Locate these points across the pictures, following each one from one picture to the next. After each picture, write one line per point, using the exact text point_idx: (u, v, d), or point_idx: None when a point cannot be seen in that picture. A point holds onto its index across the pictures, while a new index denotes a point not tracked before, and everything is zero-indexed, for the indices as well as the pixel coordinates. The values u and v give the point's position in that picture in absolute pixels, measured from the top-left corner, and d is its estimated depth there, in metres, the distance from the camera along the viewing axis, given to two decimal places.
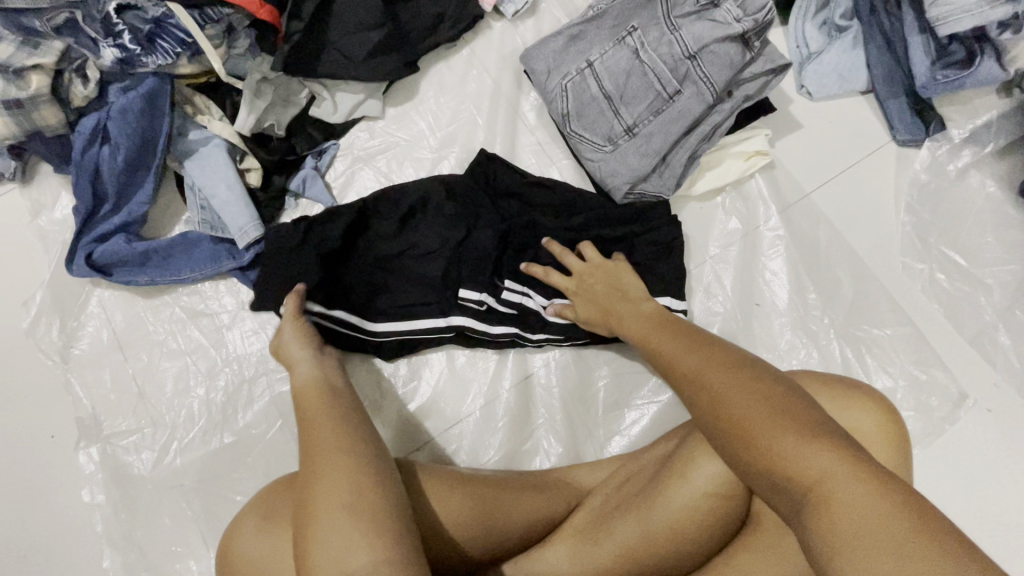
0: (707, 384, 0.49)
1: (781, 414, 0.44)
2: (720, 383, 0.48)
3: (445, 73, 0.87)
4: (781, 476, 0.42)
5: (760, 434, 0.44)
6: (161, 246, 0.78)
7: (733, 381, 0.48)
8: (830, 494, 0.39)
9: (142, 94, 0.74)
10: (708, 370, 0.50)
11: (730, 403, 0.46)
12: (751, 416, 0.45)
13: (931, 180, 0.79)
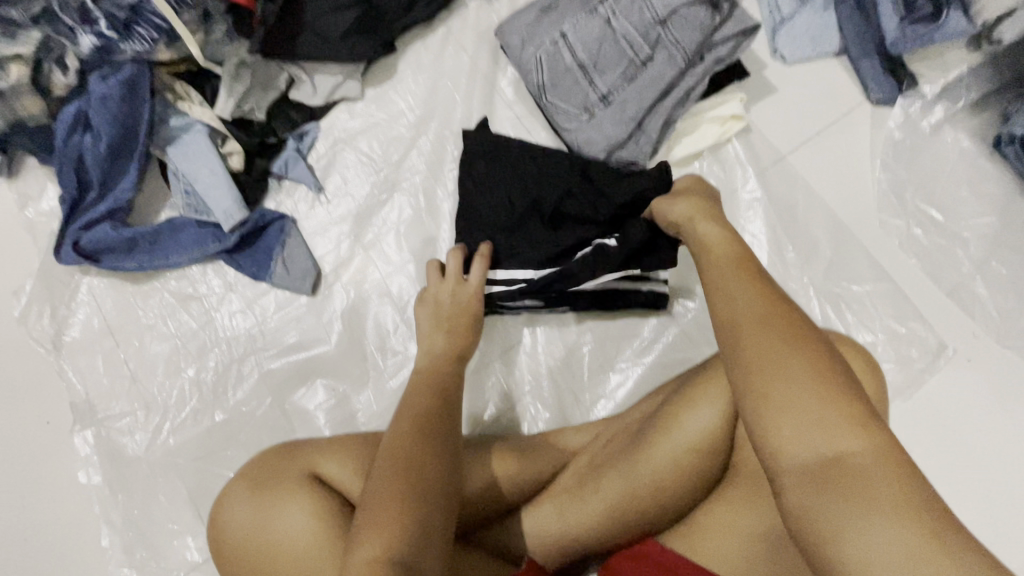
0: (745, 327, 0.45)
1: (819, 377, 0.41)
2: (761, 330, 0.44)
3: (423, 52, 0.88)
4: (805, 440, 0.39)
5: (791, 397, 0.40)
6: (148, 231, 0.79)
7: (775, 332, 0.43)
8: (846, 469, 0.38)
9: (121, 81, 0.75)
10: (748, 309, 0.46)
11: (766, 354, 0.43)
12: (783, 375, 0.41)
13: (906, 137, 0.79)
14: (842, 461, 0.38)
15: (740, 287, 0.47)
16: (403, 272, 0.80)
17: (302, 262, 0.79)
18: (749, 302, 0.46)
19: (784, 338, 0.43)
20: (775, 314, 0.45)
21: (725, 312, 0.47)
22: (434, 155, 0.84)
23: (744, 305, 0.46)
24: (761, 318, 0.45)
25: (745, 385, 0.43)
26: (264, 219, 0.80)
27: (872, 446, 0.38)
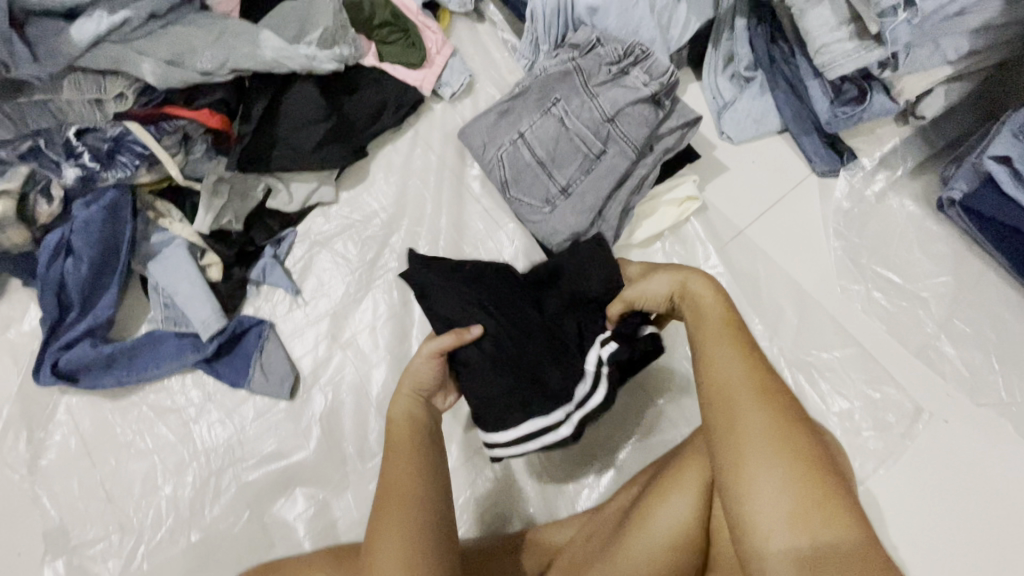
0: (733, 401, 0.45)
1: (799, 455, 0.43)
2: (744, 406, 0.45)
3: (393, 154, 0.93)
4: (790, 527, 0.41)
5: (774, 477, 0.42)
6: (126, 346, 0.80)
7: (760, 409, 0.44)
8: (825, 558, 0.39)
9: (104, 206, 0.79)
10: (737, 381, 0.47)
11: (751, 434, 0.43)
12: (765, 453, 0.43)
13: (854, 205, 0.83)
14: (822, 551, 0.40)
15: (725, 354, 0.49)
16: (381, 370, 0.80)
17: (280, 367, 0.80)
18: (737, 370, 0.47)
19: (767, 414, 0.44)
20: (765, 390, 0.45)
21: (713, 379, 0.47)
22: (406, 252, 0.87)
23: (732, 373, 0.47)
24: (746, 391, 0.46)
25: (731, 465, 0.44)
26: (242, 325, 0.82)
27: (853, 540, 0.40)
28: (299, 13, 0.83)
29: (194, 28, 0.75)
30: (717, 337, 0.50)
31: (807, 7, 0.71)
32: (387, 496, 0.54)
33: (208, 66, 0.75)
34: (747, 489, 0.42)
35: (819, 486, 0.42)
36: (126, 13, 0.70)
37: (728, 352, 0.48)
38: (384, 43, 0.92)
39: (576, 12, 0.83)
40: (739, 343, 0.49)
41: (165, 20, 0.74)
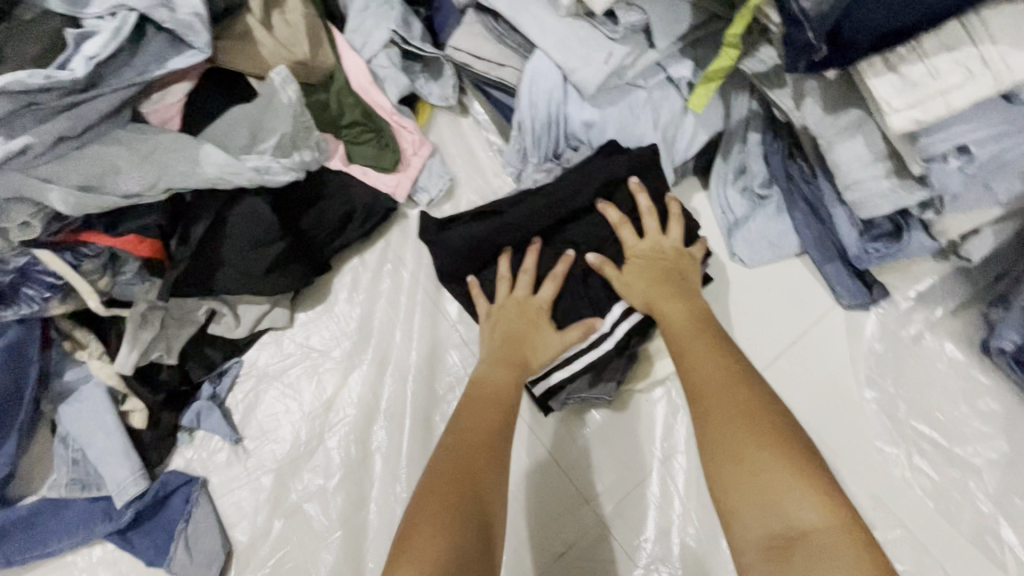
0: (704, 393, 0.54)
1: (763, 431, 0.49)
2: (694, 341, 0.58)
3: (360, 269, 0.82)
4: (772, 504, 0.46)
5: (762, 455, 0.48)
6: (24, 512, 0.67)
7: (733, 408, 0.51)
8: (810, 541, 0.43)
9: (1, 347, 0.66)
10: (683, 324, 0.60)
11: (722, 425, 0.51)
12: (748, 449, 0.48)
13: (887, 348, 0.73)
14: (807, 534, 0.44)
15: (677, 309, 0.62)
16: (333, 546, 0.67)
17: (210, 542, 0.67)
18: (698, 347, 0.58)
19: (733, 408, 0.51)
20: (735, 380, 0.54)
21: (688, 373, 0.56)
22: (369, 392, 0.74)
23: (696, 358, 0.57)
24: (718, 385, 0.53)
25: (709, 440, 0.51)
26: (166, 486, 0.69)
27: (837, 525, 0.43)
28: (250, 119, 0.72)
29: (119, 148, 0.63)
30: (688, 335, 0.59)
31: (836, 141, 0.61)
32: (428, 500, 0.49)
33: (140, 189, 0.64)
34: (726, 477, 0.49)
35: (795, 474, 0.46)
36: (27, 138, 0.57)
37: (700, 351, 0.57)
38: (354, 143, 0.82)
39: (570, 127, 0.71)
40: (711, 345, 0.58)
41: (78, 140, 0.61)
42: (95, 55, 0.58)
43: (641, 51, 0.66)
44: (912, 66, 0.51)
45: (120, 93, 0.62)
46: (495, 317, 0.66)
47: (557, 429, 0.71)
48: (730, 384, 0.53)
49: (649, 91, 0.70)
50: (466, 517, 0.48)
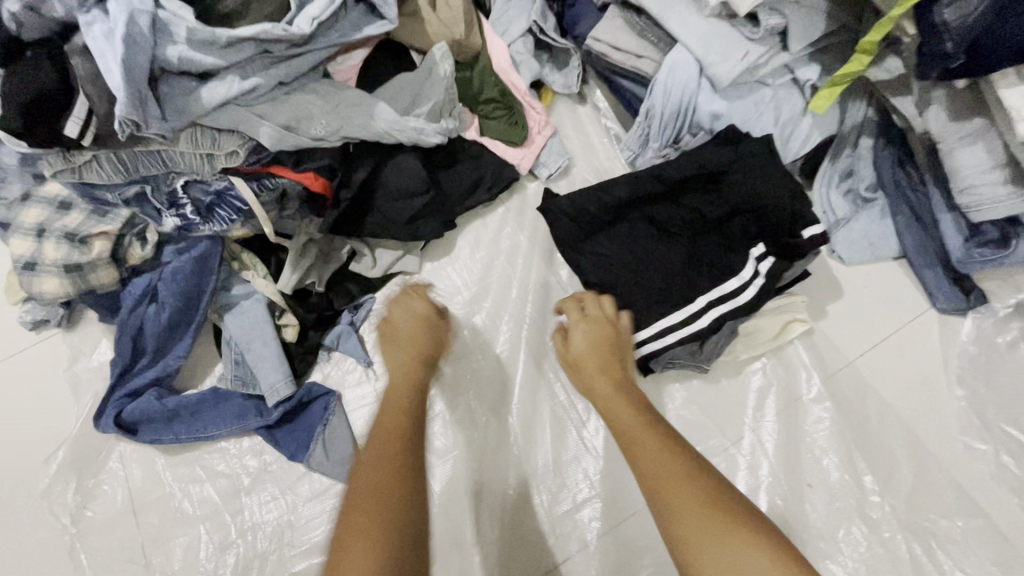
0: (641, 460, 0.54)
1: (721, 517, 0.49)
2: (638, 435, 0.56)
3: (481, 229, 0.90)
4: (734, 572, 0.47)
5: (701, 524, 0.49)
6: (191, 401, 0.77)
7: (676, 471, 0.52)
8: None
9: (194, 256, 0.78)
10: (630, 419, 0.58)
11: (691, 522, 0.49)
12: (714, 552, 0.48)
13: (981, 352, 0.76)
14: None
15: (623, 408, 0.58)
16: (447, 463, 0.75)
17: (342, 447, 0.76)
18: (643, 437, 0.55)
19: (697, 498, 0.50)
20: (669, 445, 0.54)
21: (646, 477, 0.53)
22: (485, 337, 0.83)
23: (625, 419, 0.58)
24: (675, 477, 0.52)
25: (669, 515, 0.50)
26: (309, 394, 0.79)
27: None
28: (412, 86, 0.82)
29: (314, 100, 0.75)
30: (631, 433, 0.57)
31: (957, 146, 0.66)
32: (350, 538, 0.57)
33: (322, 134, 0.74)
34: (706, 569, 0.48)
35: (742, 533, 0.48)
36: (257, 80, 0.71)
37: (657, 454, 0.54)
38: (488, 118, 0.91)
39: (696, 117, 0.78)
40: (642, 430, 0.56)
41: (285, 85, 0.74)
42: (317, 17, 0.71)
43: (774, 52, 0.74)
44: None
45: (325, 50, 0.75)
46: (568, 359, 0.64)
47: (653, 389, 0.77)
48: (690, 484, 0.51)
49: (775, 90, 0.77)
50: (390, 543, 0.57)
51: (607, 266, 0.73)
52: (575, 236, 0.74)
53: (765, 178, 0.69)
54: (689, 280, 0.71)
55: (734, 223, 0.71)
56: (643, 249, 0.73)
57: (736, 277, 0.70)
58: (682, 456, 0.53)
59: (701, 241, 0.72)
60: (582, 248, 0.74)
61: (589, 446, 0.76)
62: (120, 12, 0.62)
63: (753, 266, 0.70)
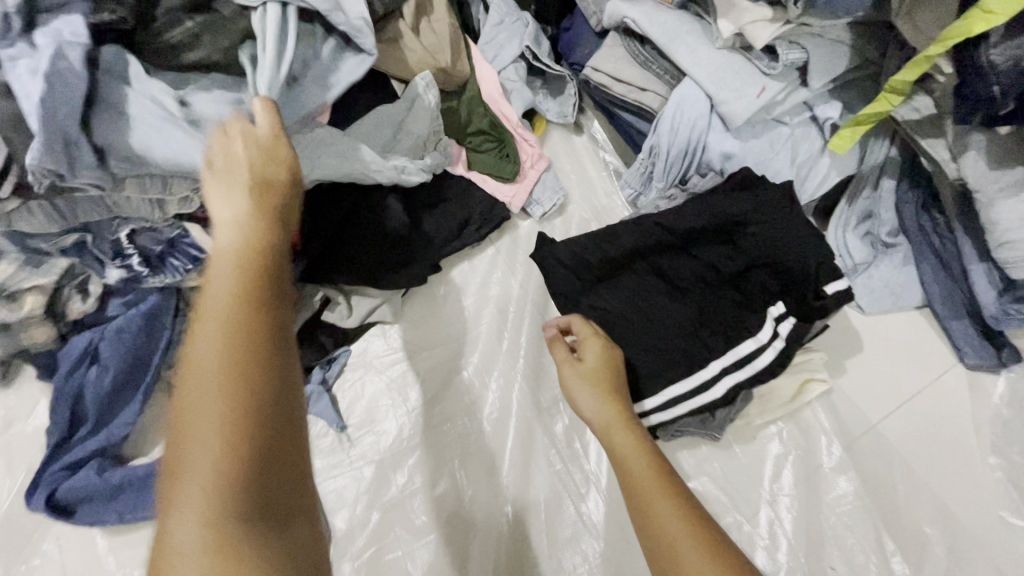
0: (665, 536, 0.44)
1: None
2: (654, 493, 0.47)
3: (469, 273, 0.82)
4: None
5: None
6: (138, 475, 0.68)
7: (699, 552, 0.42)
8: None
9: (143, 311, 0.69)
10: (637, 462, 0.50)
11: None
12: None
13: (1015, 415, 0.70)
14: None
15: (633, 448, 0.51)
16: (429, 544, 0.67)
17: None
18: (649, 481, 0.48)
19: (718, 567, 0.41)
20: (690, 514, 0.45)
21: (656, 537, 0.45)
22: (473, 396, 0.75)
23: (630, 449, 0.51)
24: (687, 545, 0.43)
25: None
26: None
27: None
28: (393, 120, 0.74)
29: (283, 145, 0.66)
30: (653, 489, 0.47)
31: (997, 199, 0.60)
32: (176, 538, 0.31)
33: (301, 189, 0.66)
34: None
35: None
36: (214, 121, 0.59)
37: (665, 505, 0.46)
38: (475, 151, 0.84)
39: (706, 156, 0.71)
40: (651, 476, 0.49)
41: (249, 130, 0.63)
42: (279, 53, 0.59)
43: (792, 88, 0.67)
44: None
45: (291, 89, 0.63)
46: (567, 377, 0.59)
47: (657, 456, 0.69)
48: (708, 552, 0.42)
49: (791, 129, 0.70)
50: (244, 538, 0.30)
51: (609, 321, 0.64)
52: (572, 289, 0.66)
53: (789, 230, 0.62)
54: (701, 342, 0.63)
55: (751, 277, 0.63)
56: (648, 305, 0.65)
57: (750, 339, 0.62)
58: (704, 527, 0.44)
59: (714, 296, 0.64)
60: (579, 303, 0.66)
61: (589, 523, 0.68)
62: (47, 46, 0.50)
63: (771, 327, 0.62)
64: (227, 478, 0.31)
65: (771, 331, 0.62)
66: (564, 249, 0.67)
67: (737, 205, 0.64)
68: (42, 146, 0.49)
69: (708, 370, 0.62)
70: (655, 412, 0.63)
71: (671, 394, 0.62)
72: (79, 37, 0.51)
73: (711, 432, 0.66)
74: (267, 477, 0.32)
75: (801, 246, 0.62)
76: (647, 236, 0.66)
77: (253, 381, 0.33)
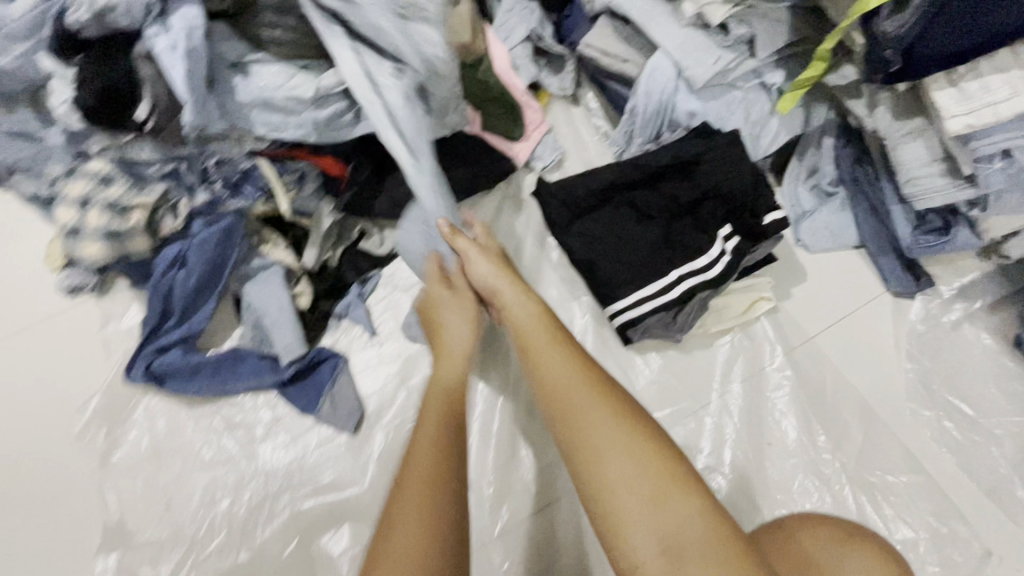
0: (570, 401, 0.60)
1: (641, 462, 0.55)
2: (579, 394, 0.60)
3: (481, 214, 0.99)
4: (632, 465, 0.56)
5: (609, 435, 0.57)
6: (212, 359, 0.85)
7: (594, 403, 0.60)
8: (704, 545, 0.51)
9: (220, 228, 0.86)
10: (568, 376, 0.62)
11: (613, 461, 0.55)
12: (633, 482, 0.54)
13: (928, 330, 0.84)
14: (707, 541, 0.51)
15: (552, 352, 0.64)
16: None
17: (349, 401, 0.84)
18: (575, 378, 0.62)
19: (625, 440, 0.56)
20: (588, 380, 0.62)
21: (582, 424, 0.58)
22: None
23: (551, 355, 0.64)
24: (581, 394, 0.60)
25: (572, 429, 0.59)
26: (320, 355, 0.87)
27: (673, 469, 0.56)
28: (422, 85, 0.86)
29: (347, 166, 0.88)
30: (574, 386, 0.61)
31: (901, 142, 0.75)
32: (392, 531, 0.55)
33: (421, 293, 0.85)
34: (617, 517, 0.54)
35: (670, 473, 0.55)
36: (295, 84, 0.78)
37: (582, 393, 0.60)
38: (488, 115, 0.99)
39: (675, 115, 0.87)
40: (583, 383, 0.61)
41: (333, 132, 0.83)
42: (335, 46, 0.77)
43: (743, 59, 0.83)
44: (969, 82, 0.65)
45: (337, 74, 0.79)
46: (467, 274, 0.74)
47: (630, 355, 0.85)
48: (614, 429, 0.57)
49: (745, 92, 0.86)
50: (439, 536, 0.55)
51: (592, 240, 0.81)
52: (563, 216, 0.82)
53: (733, 167, 0.79)
54: (665, 257, 0.79)
55: (706, 207, 0.80)
56: (623, 229, 0.81)
57: (703, 257, 0.79)
58: (602, 385, 0.61)
59: (676, 223, 0.81)
60: (567, 228, 0.82)
61: None
62: (179, 29, 0.69)
63: (719, 245, 0.79)
64: (432, 534, 0.55)
65: (721, 249, 0.79)
66: (556, 185, 0.83)
67: (694, 149, 0.81)
68: (194, 111, 0.72)
69: (670, 278, 0.79)
70: (629, 311, 0.79)
71: (641, 296, 0.79)
72: (199, 20, 0.70)
73: (676, 335, 0.81)
74: (449, 520, 0.56)
75: (741, 177, 0.79)
76: (623, 174, 0.82)
77: (438, 516, 0.56)
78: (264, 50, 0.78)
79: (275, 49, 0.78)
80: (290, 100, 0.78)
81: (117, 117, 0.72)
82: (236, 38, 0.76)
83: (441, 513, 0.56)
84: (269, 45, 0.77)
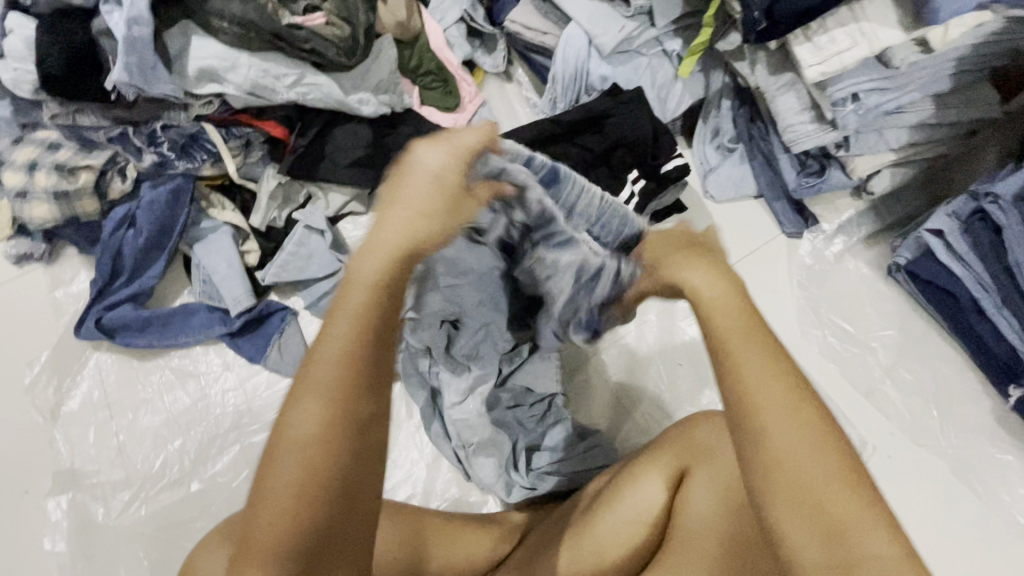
0: (723, 334, 0.43)
1: (839, 464, 0.39)
2: (734, 331, 0.43)
3: None
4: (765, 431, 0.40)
5: (774, 387, 0.40)
6: (162, 313, 0.88)
7: (756, 347, 0.42)
8: (845, 522, 0.37)
9: (168, 190, 0.90)
10: (721, 305, 0.45)
11: (789, 454, 0.39)
12: (813, 491, 0.38)
13: (815, 263, 0.96)
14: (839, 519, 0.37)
15: (698, 270, 0.48)
16: None
17: (296, 348, 0.88)
18: (746, 345, 0.42)
19: (797, 426, 0.39)
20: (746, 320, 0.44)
21: (744, 397, 0.41)
22: None
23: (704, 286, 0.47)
24: (742, 335, 0.43)
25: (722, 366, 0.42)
26: (268, 308, 0.90)
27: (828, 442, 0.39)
28: (365, 71, 0.97)
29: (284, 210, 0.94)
30: (744, 340, 0.43)
31: (778, 94, 0.87)
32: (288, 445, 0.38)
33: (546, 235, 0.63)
34: (788, 536, 0.38)
35: (829, 446, 0.39)
36: (241, 70, 0.86)
37: (746, 342, 0.42)
38: (426, 89, 1.07)
39: (590, 80, 0.98)
40: (759, 342, 0.42)
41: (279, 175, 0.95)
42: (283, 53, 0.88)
43: (644, 28, 0.96)
44: (819, 37, 0.76)
45: (289, 76, 0.89)
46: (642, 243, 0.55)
47: None
48: (797, 408, 0.40)
49: (649, 59, 0.98)
50: (321, 485, 0.37)
51: None
52: None
53: (640, 119, 0.90)
54: None
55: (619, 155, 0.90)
56: None
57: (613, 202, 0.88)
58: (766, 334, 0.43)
59: (594, 171, 0.89)
60: None
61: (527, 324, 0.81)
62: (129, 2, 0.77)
63: (630, 189, 0.89)
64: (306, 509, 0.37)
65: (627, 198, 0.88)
66: None
67: (606, 107, 0.91)
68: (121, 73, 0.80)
69: None
70: None
71: None
72: None
73: None
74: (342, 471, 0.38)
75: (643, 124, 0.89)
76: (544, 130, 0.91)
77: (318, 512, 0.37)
78: (213, 35, 0.85)
79: (224, 35, 0.84)
80: (239, 90, 0.87)
81: (76, 89, 0.79)
82: (190, 26, 0.84)
83: (319, 483, 0.37)
84: (218, 31, 0.84)
